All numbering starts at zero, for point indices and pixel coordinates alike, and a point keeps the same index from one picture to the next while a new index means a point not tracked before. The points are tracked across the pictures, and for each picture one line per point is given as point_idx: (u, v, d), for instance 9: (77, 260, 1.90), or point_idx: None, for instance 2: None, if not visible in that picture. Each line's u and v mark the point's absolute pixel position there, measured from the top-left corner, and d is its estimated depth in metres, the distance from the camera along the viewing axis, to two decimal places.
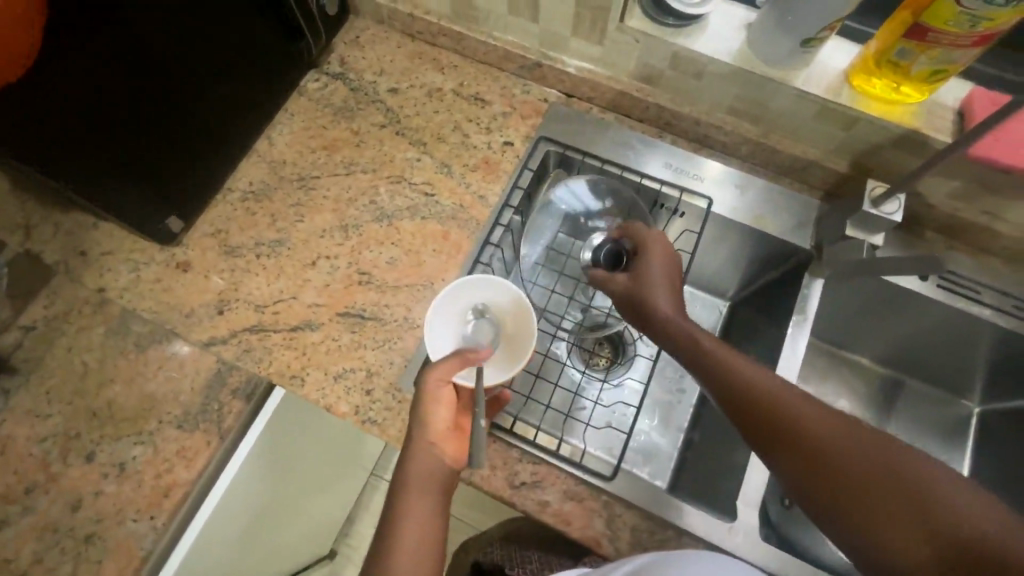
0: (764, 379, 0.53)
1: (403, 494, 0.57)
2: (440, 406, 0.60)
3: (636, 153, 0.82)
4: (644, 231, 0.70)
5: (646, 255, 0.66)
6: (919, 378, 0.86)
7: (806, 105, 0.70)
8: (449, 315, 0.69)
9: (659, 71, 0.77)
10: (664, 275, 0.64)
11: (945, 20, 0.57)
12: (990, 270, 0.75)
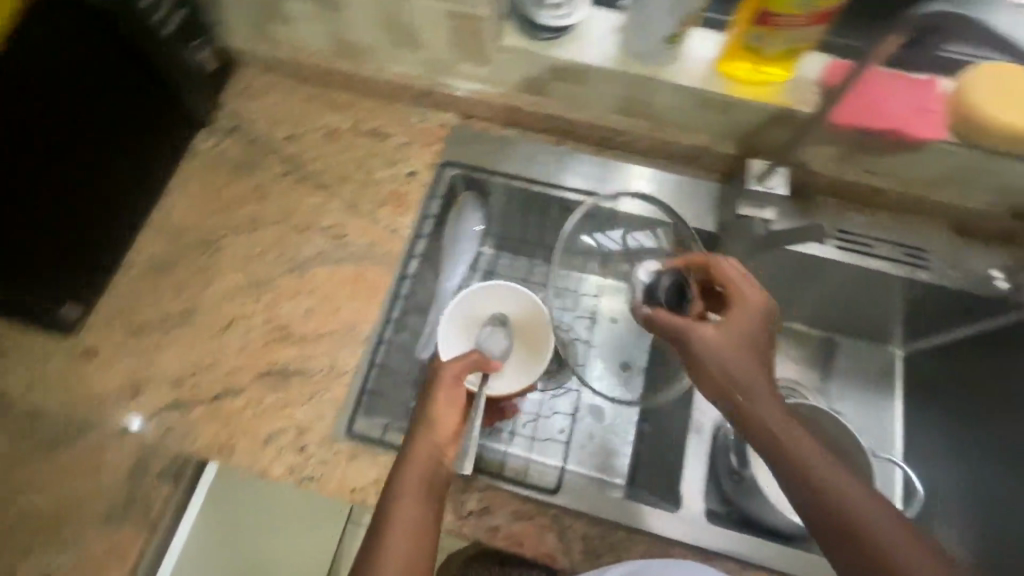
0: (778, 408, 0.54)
1: (395, 496, 0.55)
2: (448, 408, 0.62)
3: (538, 164, 0.82)
4: (733, 273, 0.60)
5: (739, 317, 0.57)
6: (849, 335, 0.89)
7: (684, 96, 0.73)
8: (464, 321, 0.74)
9: (546, 83, 0.78)
10: (756, 346, 0.56)
11: (785, 4, 0.61)
12: (882, 224, 0.78)
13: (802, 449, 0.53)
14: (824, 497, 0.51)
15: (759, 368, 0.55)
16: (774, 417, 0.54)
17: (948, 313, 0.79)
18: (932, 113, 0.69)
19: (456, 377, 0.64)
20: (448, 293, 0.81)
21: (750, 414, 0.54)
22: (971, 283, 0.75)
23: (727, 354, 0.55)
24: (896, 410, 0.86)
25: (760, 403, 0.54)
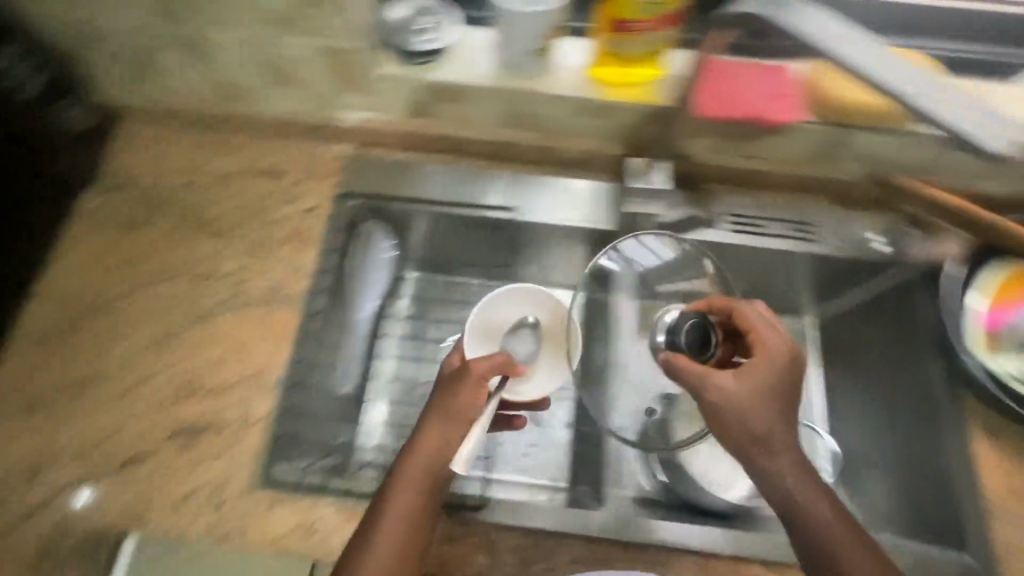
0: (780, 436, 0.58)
1: (395, 485, 0.60)
2: (463, 395, 0.63)
3: (435, 183, 0.82)
4: (754, 322, 0.62)
5: (764, 370, 0.59)
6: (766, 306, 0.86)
7: (562, 104, 0.75)
8: (491, 324, 0.73)
9: (431, 105, 0.79)
10: (779, 401, 0.58)
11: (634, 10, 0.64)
12: (769, 204, 0.81)
13: (808, 498, 0.57)
14: (820, 539, 0.56)
15: (774, 414, 0.58)
16: (785, 465, 0.58)
17: (843, 277, 0.80)
18: (787, 98, 0.73)
19: (483, 376, 0.63)
20: (364, 322, 0.82)
21: (763, 460, 0.58)
22: (858, 250, 0.78)
23: (744, 406, 0.58)
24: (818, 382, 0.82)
25: (773, 454, 0.58)
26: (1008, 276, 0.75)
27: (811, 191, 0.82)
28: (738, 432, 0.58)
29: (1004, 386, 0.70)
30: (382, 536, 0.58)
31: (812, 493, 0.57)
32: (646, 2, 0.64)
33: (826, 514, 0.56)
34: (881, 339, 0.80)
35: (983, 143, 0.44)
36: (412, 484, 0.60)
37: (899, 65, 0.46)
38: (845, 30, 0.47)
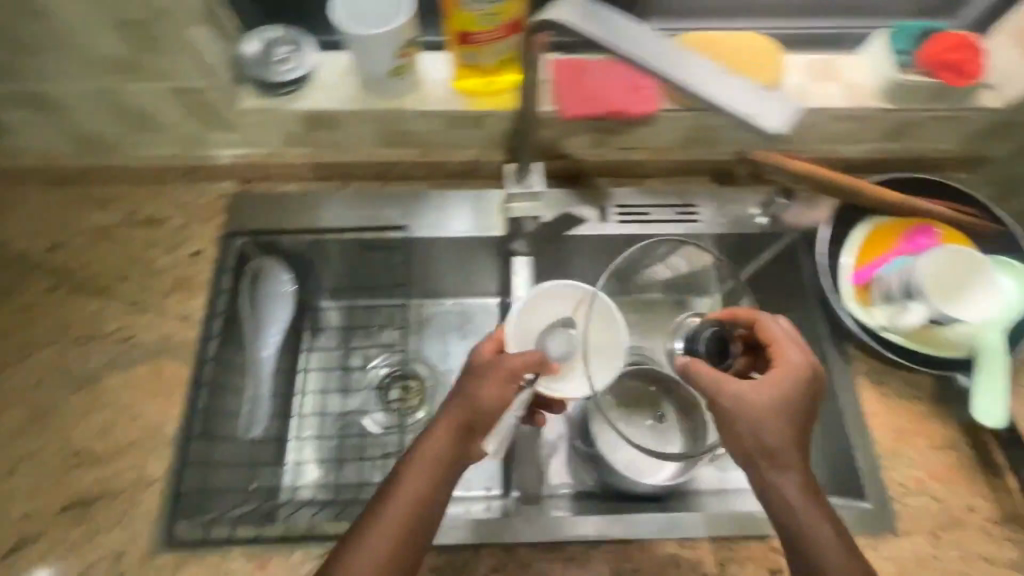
0: (789, 444, 0.57)
1: (409, 468, 0.58)
2: (490, 383, 0.59)
3: (326, 212, 0.81)
4: (779, 336, 0.63)
5: (781, 386, 0.59)
6: None
7: (434, 119, 0.75)
8: (525, 324, 0.70)
9: (305, 134, 0.78)
10: (796, 420, 0.58)
11: (474, 24, 0.66)
12: (654, 190, 0.85)
13: (811, 521, 0.55)
14: (813, 558, 0.55)
15: (784, 425, 0.57)
16: (793, 481, 0.57)
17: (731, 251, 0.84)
18: (644, 90, 0.75)
19: (513, 373, 0.60)
20: (270, 360, 0.81)
21: (767, 474, 0.57)
22: (737, 225, 0.82)
23: (754, 416, 0.57)
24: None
25: (782, 471, 0.57)
26: (870, 233, 0.77)
27: (687, 173, 0.86)
28: (750, 444, 0.57)
29: (880, 337, 0.73)
30: (375, 546, 0.55)
31: (816, 517, 0.56)
32: (483, 13, 0.65)
33: (828, 537, 0.55)
34: (775, 306, 0.83)
35: (767, 126, 0.42)
36: (415, 490, 0.57)
37: (683, 58, 0.45)
38: (631, 25, 0.46)
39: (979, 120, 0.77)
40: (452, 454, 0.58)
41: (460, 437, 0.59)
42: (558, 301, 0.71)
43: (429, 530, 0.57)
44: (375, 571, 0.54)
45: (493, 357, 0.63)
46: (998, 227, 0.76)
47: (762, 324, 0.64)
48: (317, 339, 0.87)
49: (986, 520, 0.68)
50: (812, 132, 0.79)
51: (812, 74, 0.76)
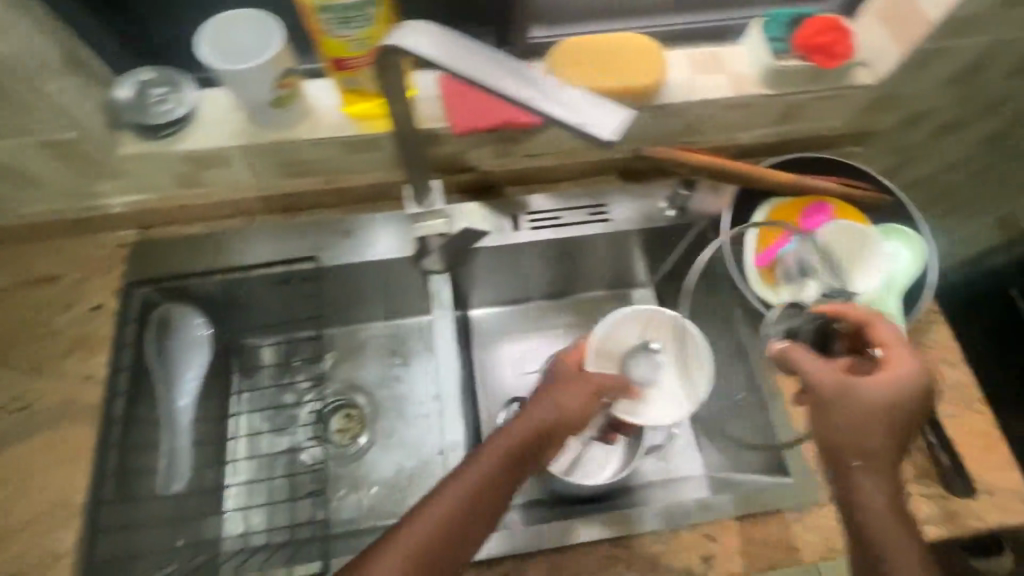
0: (881, 451, 0.56)
1: (495, 441, 0.59)
2: (569, 392, 0.64)
3: (236, 251, 0.81)
4: (891, 338, 0.60)
5: (890, 391, 0.57)
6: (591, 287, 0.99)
7: (327, 147, 0.74)
8: (610, 347, 0.74)
9: (196, 174, 0.76)
10: (897, 428, 0.57)
11: (345, 51, 0.61)
12: (563, 194, 0.86)
13: (887, 527, 0.54)
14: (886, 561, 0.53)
15: (882, 433, 0.56)
16: (874, 481, 0.56)
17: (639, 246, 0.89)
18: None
19: (598, 390, 0.65)
20: (189, 409, 0.78)
21: (854, 472, 0.56)
22: (647, 220, 0.85)
23: (854, 414, 0.57)
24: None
25: (869, 471, 0.56)
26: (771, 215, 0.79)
27: (593, 173, 0.87)
28: (840, 437, 0.57)
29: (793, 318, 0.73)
30: (438, 507, 0.54)
31: (896, 522, 0.54)
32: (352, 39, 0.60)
33: (907, 544, 0.53)
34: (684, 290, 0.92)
35: (598, 135, 0.40)
36: (475, 489, 0.56)
37: (515, 73, 0.43)
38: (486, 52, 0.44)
39: (861, 96, 0.80)
40: (523, 457, 0.59)
41: (538, 439, 0.60)
42: (642, 325, 0.76)
43: (481, 536, 0.55)
44: (426, 541, 0.53)
45: (580, 372, 0.68)
46: (888, 195, 0.78)
47: (871, 322, 0.62)
48: (249, 384, 0.88)
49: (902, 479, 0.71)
50: (706, 123, 0.81)
51: (695, 66, 0.78)
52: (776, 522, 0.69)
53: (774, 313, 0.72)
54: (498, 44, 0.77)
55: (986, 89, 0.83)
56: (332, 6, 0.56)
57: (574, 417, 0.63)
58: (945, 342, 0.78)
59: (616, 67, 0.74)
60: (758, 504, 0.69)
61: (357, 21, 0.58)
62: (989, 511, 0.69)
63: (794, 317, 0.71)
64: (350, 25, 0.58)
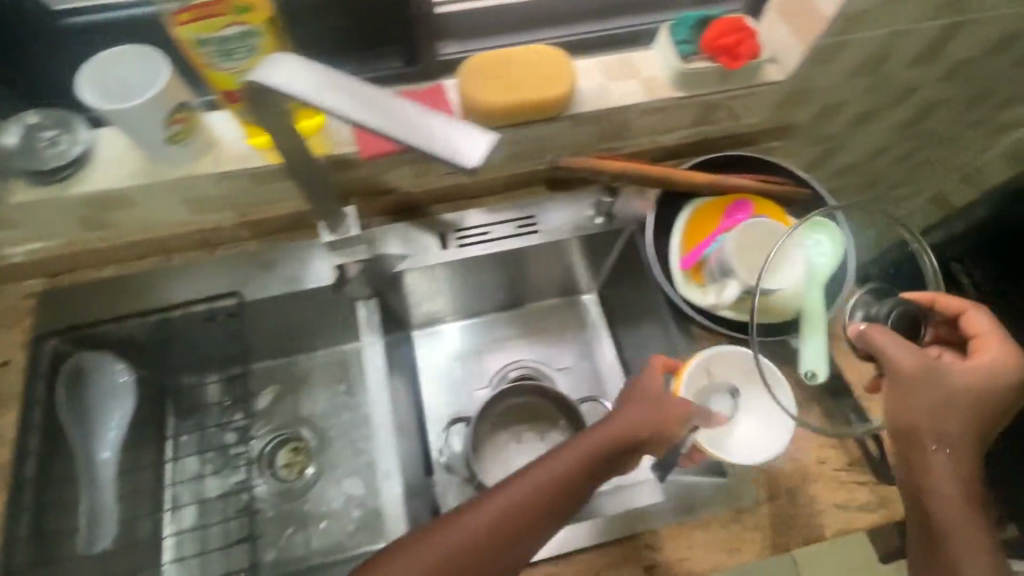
0: (964, 435, 0.60)
1: (572, 445, 0.62)
2: (645, 408, 0.65)
3: (153, 292, 0.79)
4: (986, 329, 0.64)
5: (967, 382, 0.61)
6: (535, 298, 1.00)
7: (236, 182, 0.72)
8: (695, 378, 0.72)
9: (100, 218, 0.73)
10: (972, 419, 0.60)
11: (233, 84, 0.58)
12: (492, 208, 0.86)
13: (952, 505, 0.58)
14: (946, 532, 0.59)
15: (961, 423, 0.60)
16: (944, 464, 0.59)
17: (572, 254, 0.88)
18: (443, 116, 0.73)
19: (676, 413, 0.66)
20: (110, 462, 0.76)
21: (928, 455, 0.60)
22: (578, 229, 0.84)
23: (950, 394, 0.60)
24: (608, 351, 0.98)
25: (943, 455, 0.60)
26: (693, 216, 0.79)
27: (520, 186, 0.87)
28: (919, 422, 0.59)
29: (715, 317, 0.76)
30: (511, 495, 0.58)
31: (959, 503, 0.58)
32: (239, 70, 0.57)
33: (966, 521, 0.58)
34: (624, 293, 0.93)
35: (463, 161, 0.38)
36: (546, 489, 0.59)
37: (377, 99, 0.41)
38: (347, 83, 0.42)
39: (773, 93, 0.81)
40: (606, 460, 0.62)
41: (612, 453, 0.62)
42: (721, 367, 0.73)
43: (551, 530, 0.59)
44: (492, 523, 0.57)
45: (658, 389, 0.68)
46: (806, 189, 0.80)
47: (971, 314, 0.65)
48: (186, 426, 0.84)
49: (835, 469, 0.72)
50: (624, 130, 0.81)
51: (606, 74, 0.78)
52: (714, 524, 0.69)
53: (858, 316, 0.68)
54: (406, 65, 0.75)
55: (894, 78, 0.84)
56: (211, 40, 0.54)
57: (660, 426, 0.65)
58: None
59: (528, 80, 0.72)
60: (696, 507, 0.70)
61: (242, 54, 0.55)
62: None
63: (875, 305, 0.68)
64: (233, 57, 0.55)
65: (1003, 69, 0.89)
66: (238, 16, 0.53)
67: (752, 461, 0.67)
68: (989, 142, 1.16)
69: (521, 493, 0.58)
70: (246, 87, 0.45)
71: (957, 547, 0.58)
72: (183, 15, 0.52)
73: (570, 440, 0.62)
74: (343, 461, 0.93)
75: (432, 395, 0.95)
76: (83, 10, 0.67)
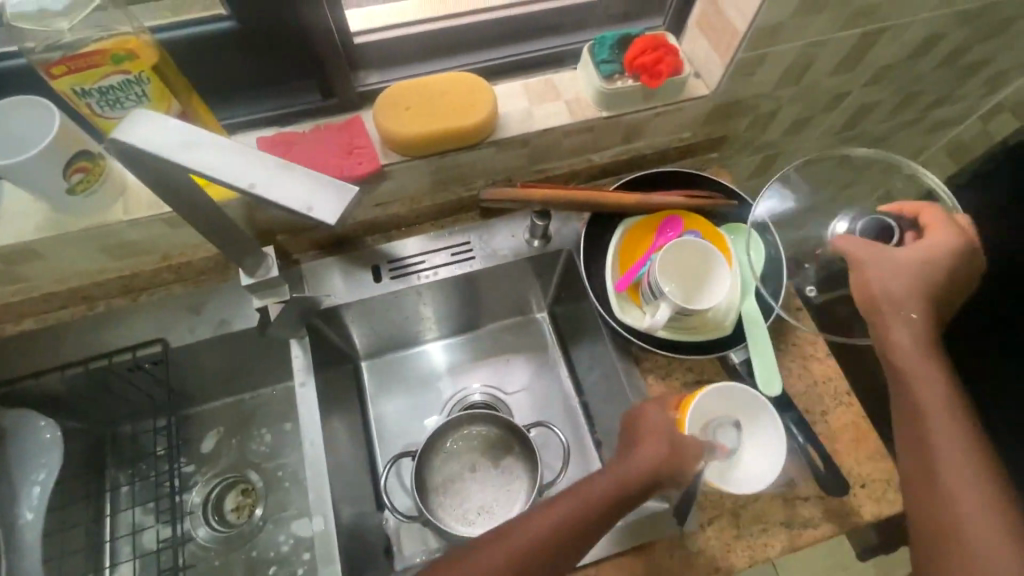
0: (918, 305, 0.64)
1: (580, 485, 0.61)
2: (653, 443, 0.64)
3: (74, 344, 0.76)
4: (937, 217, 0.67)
5: (925, 256, 0.64)
6: (488, 321, 0.98)
7: (151, 227, 0.70)
8: (699, 411, 0.70)
9: (8, 271, 0.70)
10: (935, 296, 0.64)
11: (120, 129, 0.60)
12: (427, 236, 0.84)
13: (918, 369, 0.62)
14: (918, 396, 0.61)
15: (917, 292, 0.63)
16: (909, 335, 0.63)
17: (512, 277, 0.87)
18: (361, 150, 0.72)
19: (677, 446, 0.64)
20: (33, 525, 0.71)
21: (891, 324, 0.64)
22: (516, 253, 0.83)
23: (902, 265, 0.64)
24: (563, 371, 0.95)
25: (905, 324, 0.64)
26: (626, 236, 0.79)
27: (454, 212, 0.86)
28: (878, 292, 0.64)
29: (657, 338, 0.75)
30: (520, 537, 0.57)
31: (926, 367, 0.62)
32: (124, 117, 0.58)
33: (935, 386, 0.61)
34: (568, 312, 0.92)
35: (320, 218, 0.40)
36: (569, 524, 0.58)
37: (242, 157, 0.42)
38: (221, 144, 0.43)
39: (699, 107, 0.80)
40: (630, 496, 0.60)
41: (620, 494, 0.60)
42: (727, 398, 0.71)
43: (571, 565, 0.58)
44: (503, 562, 0.55)
45: (665, 423, 0.66)
46: (736, 201, 0.82)
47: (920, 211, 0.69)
48: (129, 475, 0.83)
49: (779, 485, 0.71)
50: (553, 151, 0.81)
51: (529, 98, 0.78)
52: (659, 550, 0.68)
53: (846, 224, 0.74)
54: (324, 98, 0.75)
55: (820, 85, 0.84)
56: (92, 90, 0.54)
57: (675, 459, 0.63)
58: (807, 340, 0.79)
59: (444, 108, 0.71)
60: (648, 534, 0.68)
61: (127, 100, 0.57)
62: (862, 503, 0.71)
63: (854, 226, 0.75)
64: (124, 106, 0.57)
65: (929, 70, 0.89)
66: (118, 65, 0.54)
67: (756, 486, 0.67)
68: (929, 138, 1.17)
69: (542, 530, 0.57)
70: (107, 150, 0.44)
71: (930, 413, 0.60)
72: (57, 67, 0.52)
73: (577, 482, 0.61)
74: (292, 499, 0.89)
75: (384, 429, 0.91)
76: None
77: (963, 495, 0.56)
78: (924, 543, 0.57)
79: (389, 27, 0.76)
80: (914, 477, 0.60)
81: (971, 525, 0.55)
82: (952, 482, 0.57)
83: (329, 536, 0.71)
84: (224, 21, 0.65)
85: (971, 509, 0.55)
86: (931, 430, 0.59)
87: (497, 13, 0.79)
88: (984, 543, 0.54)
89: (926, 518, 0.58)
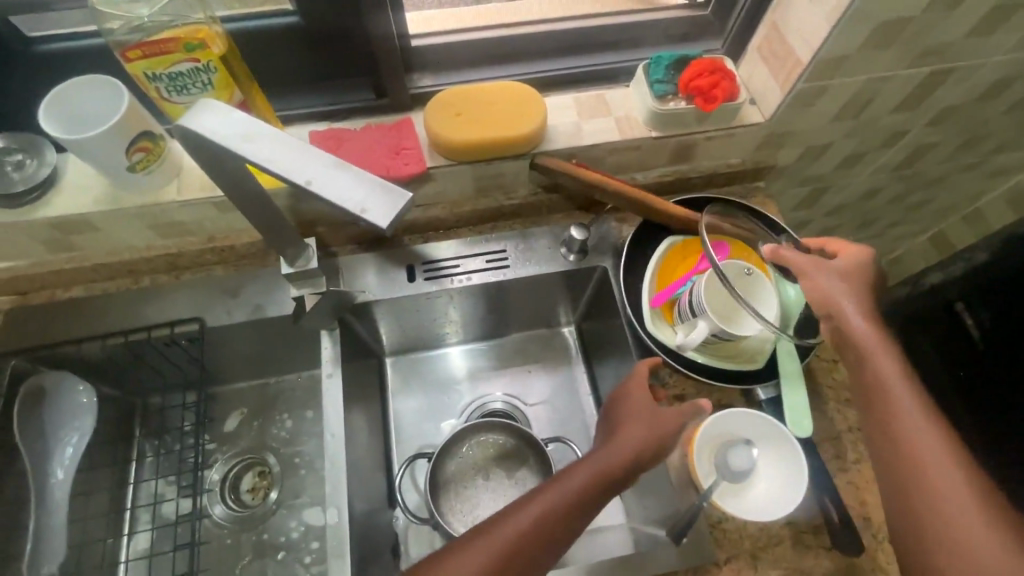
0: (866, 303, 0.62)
1: (563, 474, 0.59)
2: (635, 425, 0.64)
3: (115, 315, 0.79)
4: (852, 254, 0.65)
5: (856, 265, 0.64)
6: (515, 329, 0.97)
7: (202, 209, 0.72)
8: (709, 439, 0.70)
9: (64, 240, 0.74)
10: (866, 289, 0.63)
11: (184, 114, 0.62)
12: (464, 242, 0.84)
13: (880, 366, 0.59)
14: (882, 401, 0.58)
15: (863, 290, 0.63)
16: (862, 333, 0.60)
17: (542, 290, 0.87)
18: (408, 152, 0.73)
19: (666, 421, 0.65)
20: (63, 481, 0.73)
21: (850, 325, 0.61)
22: (549, 266, 0.83)
23: (839, 275, 0.63)
24: (585, 387, 0.94)
25: (863, 322, 0.61)
26: (665, 258, 0.78)
27: (492, 220, 0.86)
28: (832, 299, 0.62)
29: (687, 361, 0.74)
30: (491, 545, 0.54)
31: (880, 367, 0.59)
32: (187, 104, 0.61)
33: (892, 375, 0.58)
34: (596, 330, 0.91)
35: (356, 207, 0.41)
36: (550, 517, 0.55)
37: (302, 153, 0.43)
38: (265, 131, 0.44)
39: (751, 134, 0.79)
40: (616, 476, 0.59)
41: (605, 478, 0.59)
42: (739, 425, 0.70)
43: (562, 549, 0.56)
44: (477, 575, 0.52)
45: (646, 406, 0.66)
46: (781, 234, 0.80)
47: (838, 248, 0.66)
48: (154, 447, 0.85)
49: (801, 531, 0.69)
50: (596, 167, 0.80)
51: (578, 113, 0.78)
52: None
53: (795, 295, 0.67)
54: (376, 97, 0.76)
55: (879, 122, 0.82)
56: (162, 74, 0.57)
57: (658, 438, 0.63)
58: (843, 384, 0.77)
59: (493, 115, 0.72)
60: (660, 565, 0.66)
61: (192, 87, 0.59)
62: (890, 560, 0.67)
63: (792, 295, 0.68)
64: (190, 91, 0.59)
65: (998, 114, 0.86)
66: (189, 54, 0.56)
67: (779, 510, 0.65)
68: (990, 184, 1.12)
69: (520, 524, 0.54)
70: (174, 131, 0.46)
71: (898, 409, 0.57)
72: (133, 52, 0.54)
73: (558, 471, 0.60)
74: (305, 486, 0.89)
75: (402, 428, 0.91)
76: (79, 35, 0.66)
77: (939, 487, 0.53)
78: (912, 545, 0.54)
79: (445, 32, 0.77)
80: (893, 481, 0.56)
81: (949, 511, 0.52)
82: (932, 484, 0.53)
83: (341, 529, 0.71)
84: (289, 16, 0.67)
85: (949, 497, 0.52)
86: (901, 427, 0.56)
87: (554, 26, 0.79)
88: (965, 527, 0.51)
89: (906, 517, 0.54)
